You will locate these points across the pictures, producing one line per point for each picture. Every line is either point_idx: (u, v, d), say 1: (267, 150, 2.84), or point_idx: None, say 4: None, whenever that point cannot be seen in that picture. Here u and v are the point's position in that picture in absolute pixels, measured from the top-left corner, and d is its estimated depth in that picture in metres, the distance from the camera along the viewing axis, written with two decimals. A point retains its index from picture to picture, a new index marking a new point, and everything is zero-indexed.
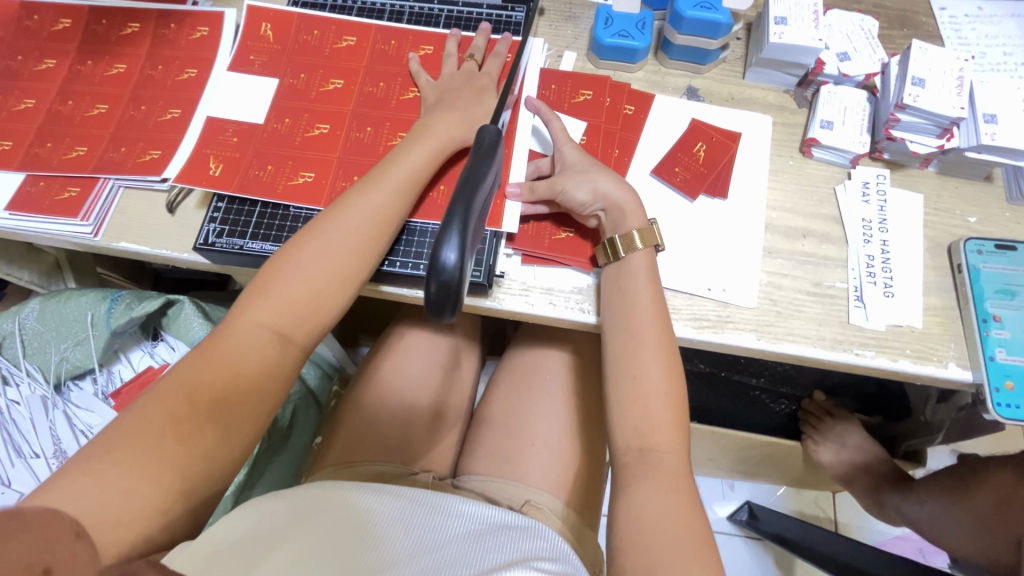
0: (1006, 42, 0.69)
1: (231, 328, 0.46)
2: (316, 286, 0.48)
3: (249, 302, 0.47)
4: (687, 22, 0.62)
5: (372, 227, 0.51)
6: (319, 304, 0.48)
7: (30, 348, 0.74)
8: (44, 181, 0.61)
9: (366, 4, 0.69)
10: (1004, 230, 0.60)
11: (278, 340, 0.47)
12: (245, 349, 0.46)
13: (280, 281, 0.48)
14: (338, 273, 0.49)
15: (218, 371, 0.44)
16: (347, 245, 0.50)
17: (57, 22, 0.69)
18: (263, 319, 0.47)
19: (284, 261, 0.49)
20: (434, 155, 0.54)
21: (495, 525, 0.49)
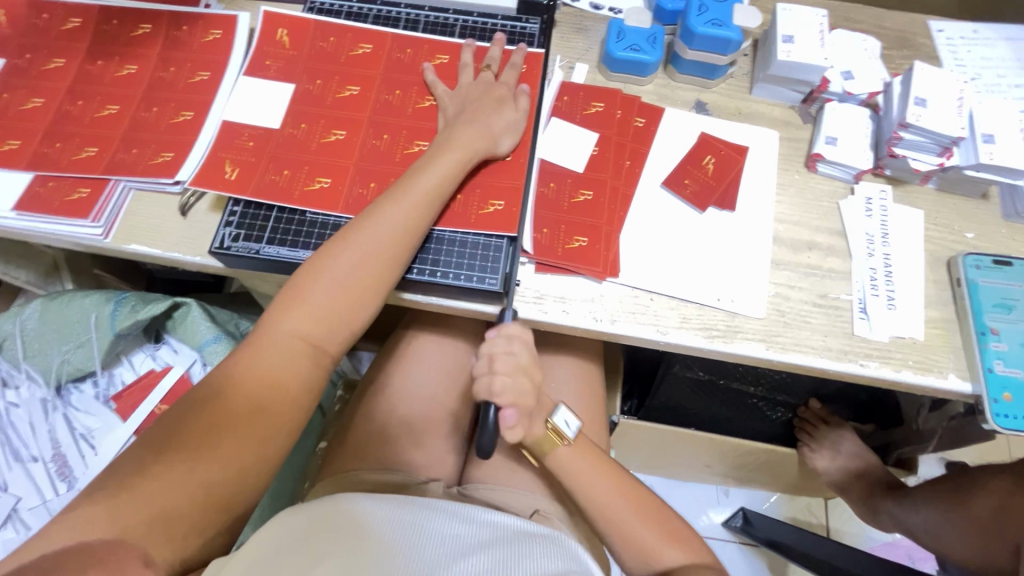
0: (1000, 65, 0.71)
1: (264, 338, 0.50)
2: (344, 297, 0.51)
3: (284, 312, 0.50)
4: (698, 38, 0.64)
5: (399, 238, 0.53)
6: (346, 314, 0.52)
7: (30, 349, 0.73)
8: (53, 182, 0.61)
9: (382, 12, 0.69)
10: (1001, 247, 0.62)
11: (309, 350, 0.50)
12: (279, 358, 0.49)
13: (310, 292, 0.51)
14: (365, 284, 0.52)
15: (256, 382, 0.48)
16: (378, 258, 0.52)
17: (66, 22, 0.68)
18: (296, 329, 0.50)
19: (314, 271, 0.51)
20: (457, 166, 0.57)
21: (512, 534, 0.50)
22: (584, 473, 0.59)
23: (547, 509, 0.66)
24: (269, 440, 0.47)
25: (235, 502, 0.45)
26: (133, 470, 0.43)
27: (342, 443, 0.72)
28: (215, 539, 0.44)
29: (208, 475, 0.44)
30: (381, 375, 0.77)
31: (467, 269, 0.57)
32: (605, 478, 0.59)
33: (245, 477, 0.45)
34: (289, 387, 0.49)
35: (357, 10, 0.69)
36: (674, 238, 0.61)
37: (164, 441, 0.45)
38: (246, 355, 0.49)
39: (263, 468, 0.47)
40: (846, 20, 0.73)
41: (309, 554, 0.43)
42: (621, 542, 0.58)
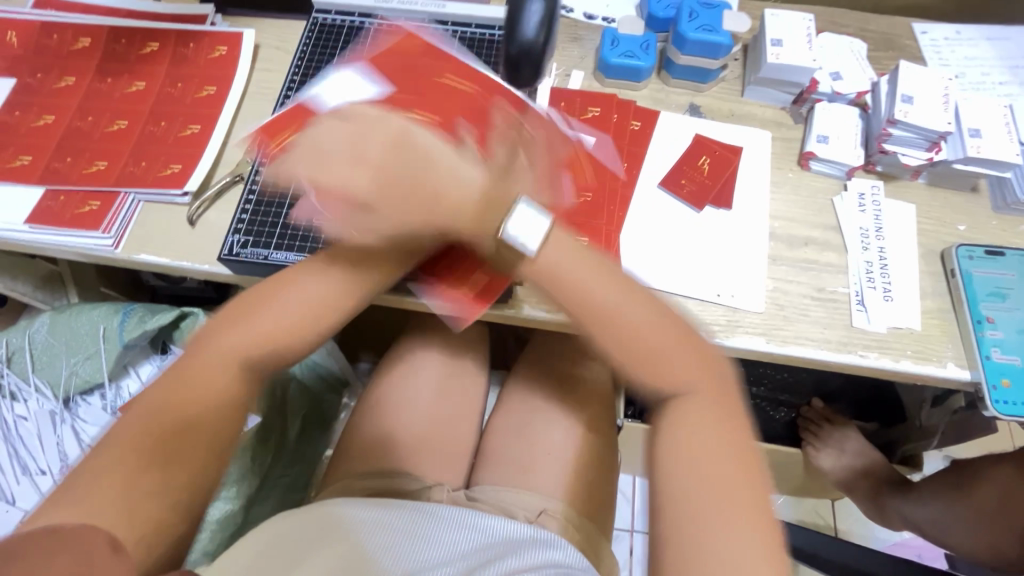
0: (984, 63, 0.73)
1: (204, 352, 0.49)
2: (300, 316, 0.51)
3: (223, 333, 0.50)
4: (690, 43, 0.66)
5: (362, 270, 0.54)
6: (296, 333, 0.51)
7: (38, 362, 0.73)
8: (64, 196, 0.62)
9: (382, 25, 0.71)
10: (992, 237, 0.64)
11: (250, 365, 0.50)
12: (219, 373, 0.48)
13: (260, 313, 0.51)
14: (319, 305, 0.52)
15: (199, 396, 0.47)
16: (334, 286, 0.53)
17: (76, 41, 0.70)
18: (239, 345, 0.49)
19: (269, 294, 0.52)
20: None
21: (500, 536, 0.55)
22: (599, 290, 0.48)
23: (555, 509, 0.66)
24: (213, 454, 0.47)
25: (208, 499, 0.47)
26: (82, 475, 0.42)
27: (347, 448, 0.73)
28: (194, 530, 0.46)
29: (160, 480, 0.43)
30: (386, 379, 0.78)
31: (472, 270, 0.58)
32: (631, 293, 0.48)
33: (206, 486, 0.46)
34: (231, 401, 0.49)
35: (358, 24, 0.71)
36: (674, 236, 0.63)
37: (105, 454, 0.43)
38: (187, 368, 0.48)
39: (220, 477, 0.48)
40: (832, 24, 0.75)
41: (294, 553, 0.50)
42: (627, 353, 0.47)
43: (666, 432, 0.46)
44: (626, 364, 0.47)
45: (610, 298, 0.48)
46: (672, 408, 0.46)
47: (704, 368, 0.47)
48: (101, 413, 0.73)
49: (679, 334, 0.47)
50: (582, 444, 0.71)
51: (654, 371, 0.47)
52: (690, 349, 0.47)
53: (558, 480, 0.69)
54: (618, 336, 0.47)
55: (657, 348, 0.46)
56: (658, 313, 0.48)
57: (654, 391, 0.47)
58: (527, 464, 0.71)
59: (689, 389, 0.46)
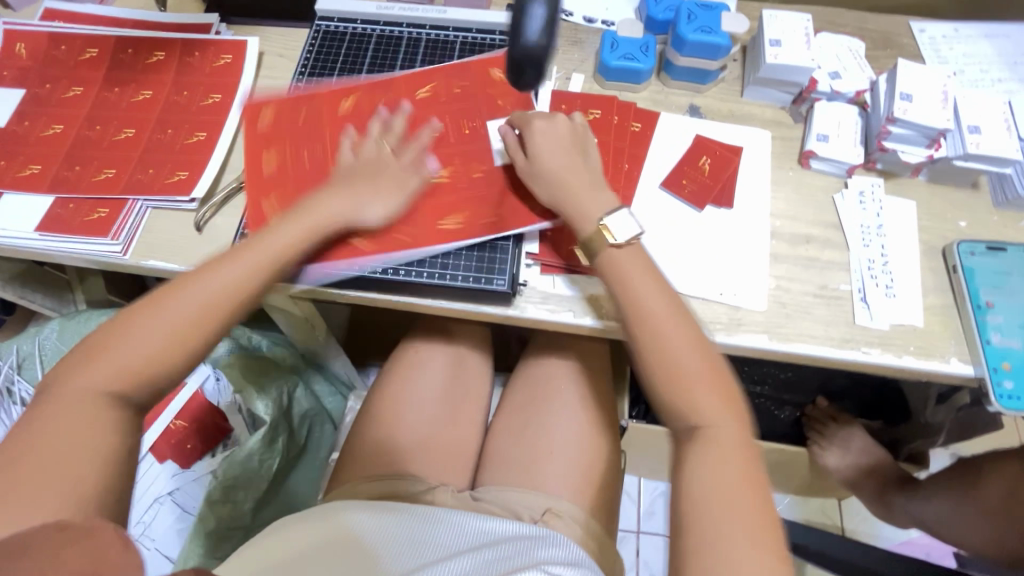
0: (982, 60, 0.74)
1: (56, 395, 0.45)
2: (152, 349, 0.47)
3: (88, 364, 0.46)
4: (689, 45, 0.66)
5: (209, 297, 0.50)
6: (150, 368, 0.47)
7: (48, 369, 0.74)
8: (73, 204, 0.63)
9: (384, 32, 0.72)
10: (994, 233, 0.64)
11: (104, 405, 0.45)
12: (66, 416, 0.44)
13: (115, 342, 0.47)
14: (178, 333, 0.48)
15: (40, 450, 0.41)
16: (184, 307, 0.49)
17: (84, 51, 0.72)
18: (91, 383, 0.45)
19: (122, 326, 0.48)
20: (302, 236, 0.56)
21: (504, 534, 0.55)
22: (654, 304, 0.52)
23: (560, 507, 0.67)
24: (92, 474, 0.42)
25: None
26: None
27: (354, 451, 0.73)
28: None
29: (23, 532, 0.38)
30: (389, 381, 0.79)
31: (473, 271, 0.58)
32: (675, 309, 0.53)
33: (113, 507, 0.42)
34: (97, 448, 0.43)
35: (361, 30, 0.72)
36: (676, 236, 0.63)
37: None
38: (38, 414, 0.44)
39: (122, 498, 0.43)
40: (830, 24, 0.76)
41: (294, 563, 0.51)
42: (659, 364, 0.51)
43: (693, 465, 0.47)
44: (662, 385, 0.51)
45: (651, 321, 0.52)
46: (701, 439, 0.48)
47: (727, 395, 0.50)
48: None
49: (710, 368, 0.50)
50: (586, 444, 0.72)
51: (683, 398, 0.49)
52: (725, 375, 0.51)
53: (563, 480, 0.69)
54: (654, 352, 0.51)
55: (704, 365, 0.50)
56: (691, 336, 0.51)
57: (686, 418, 0.49)
58: (531, 464, 0.71)
59: (720, 419, 0.49)
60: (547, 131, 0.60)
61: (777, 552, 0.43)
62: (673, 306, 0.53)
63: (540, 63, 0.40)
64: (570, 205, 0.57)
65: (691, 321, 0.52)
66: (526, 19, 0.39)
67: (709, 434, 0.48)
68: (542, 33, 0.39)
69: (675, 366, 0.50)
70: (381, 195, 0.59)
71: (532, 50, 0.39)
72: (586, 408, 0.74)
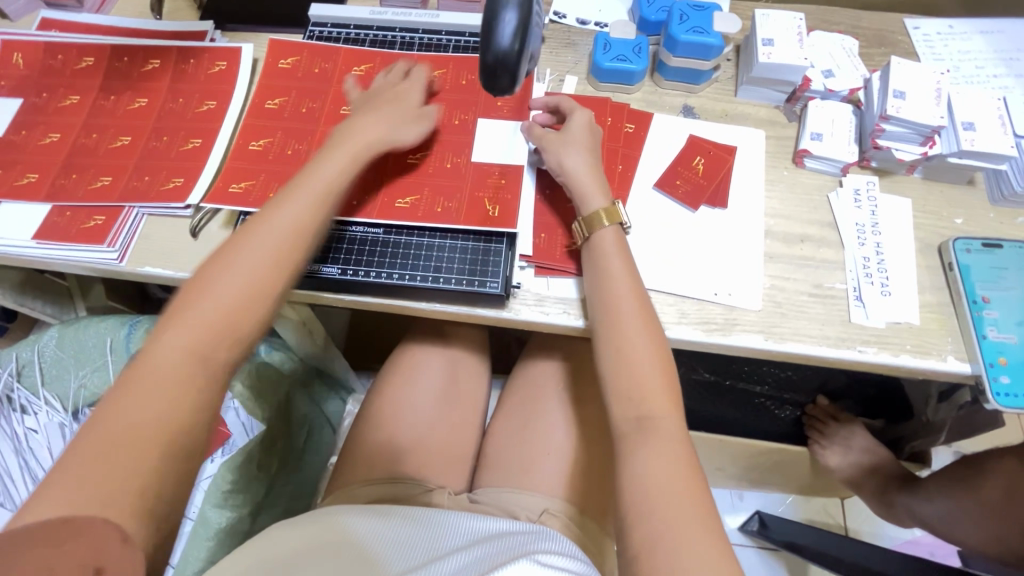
0: (978, 57, 0.74)
1: (146, 358, 0.45)
2: (235, 304, 0.48)
3: (172, 320, 0.47)
4: (682, 45, 0.66)
5: (286, 245, 0.52)
6: (239, 322, 0.48)
7: (48, 376, 0.74)
8: (70, 212, 0.63)
9: (378, 36, 0.73)
10: (990, 230, 0.64)
11: (197, 359, 0.45)
12: (164, 375, 0.44)
13: (198, 297, 0.48)
14: (256, 284, 0.49)
15: (151, 415, 0.42)
16: (261, 258, 0.50)
17: (80, 60, 0.72)
18: (179, 341, 0.45)
19: (200, 284, 0.48)
20: (346, 166, 0.57)
21: (497, 531, 0.56)
22: (625, 296, 0.55)
23: (557, 509, 0.67)
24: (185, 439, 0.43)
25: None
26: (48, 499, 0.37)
27: (354, 454, 0.73)
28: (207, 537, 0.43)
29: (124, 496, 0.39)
30: (388, 385, 0.79)
31: (466, 274, 0.59)
32: (642, 301, 0.56)
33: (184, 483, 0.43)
34: (186, 405, 0.44)
35: (354, 36, 0.73)
36: (671, 237, 0.63)
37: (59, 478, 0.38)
38: (129, 379, 0.44)
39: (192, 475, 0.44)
40: (824, 23, 0.75)
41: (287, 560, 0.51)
42: (614, 363, 0.54)
43: (642, 450, 0.50)
44: (617, 374, 0.54)
45: (612, 322, 0.55)
46: (646, 428, 0.51)
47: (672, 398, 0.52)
48: None
49: (662, 359, 0.54)
50: (584, 445, 0.71)
51: (633, 387, 0.53)
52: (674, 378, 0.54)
53: (560, 481, 0.69)
54: (611, 350, 0.54)
55: (657, 365, 0.53)
56: (649, 339, 0.54)
57: (635, 408, 0.52)
58: (529, 465, 0.71)
59: (663, 408, 0.52)
60: (586, 125, 0.62)
61: (718, 545, 0.44)
62: (642, 305, 0.56)
63: (511, 68, 0.46)
64: (576, 186, 0.60)
65: (651, 314, 0.56)
66: (498, 26, 0.45)
67: (652, 427, 0.51)
68: (512, 38, 0.45)
69: (629, 362, 0.53)
70: (405, 117, 0.61)
71: (504, 54, 0.45)
72: (583, 409, 0.74)
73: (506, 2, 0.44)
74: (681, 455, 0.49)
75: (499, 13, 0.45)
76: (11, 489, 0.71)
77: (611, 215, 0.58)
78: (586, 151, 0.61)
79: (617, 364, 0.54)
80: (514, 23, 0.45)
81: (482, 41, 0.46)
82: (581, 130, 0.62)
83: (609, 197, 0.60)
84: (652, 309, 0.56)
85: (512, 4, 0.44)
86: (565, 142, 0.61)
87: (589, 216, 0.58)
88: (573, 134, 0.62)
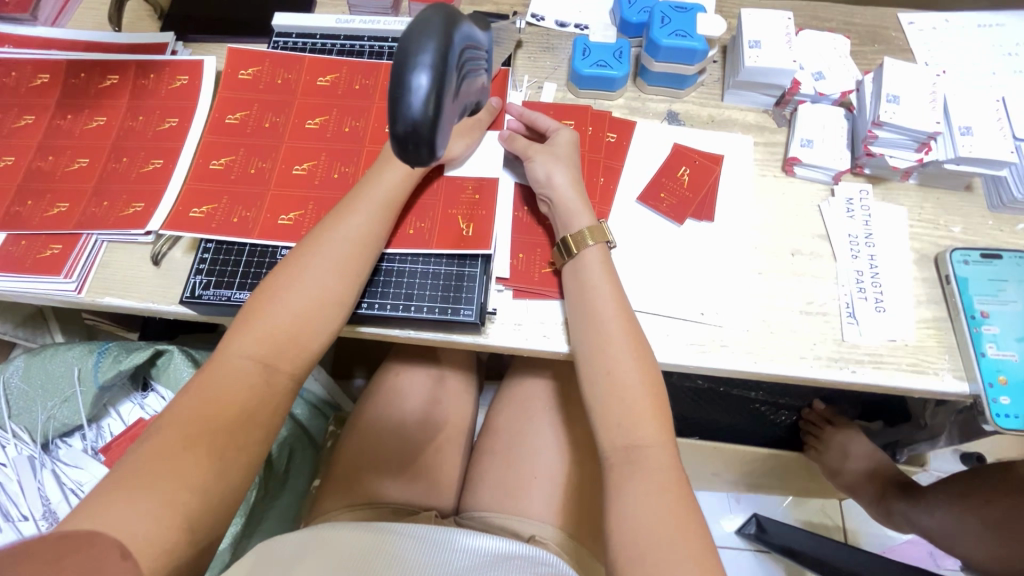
0: (975, 53, 0.70)
1: (218, 361, 0.48)
2: (299, 318, 0.50)
3: (235, 335, 0.49)
4: (664, 50, 0.63)
5: (346, 261, 0.52)
6: (299, 340, 0.50)
7: (15, 407, 0.72)
8: (26, 241, 0.60)
9: (346, 45, 0.69)
10: (989, 240, 0.61)
11: (263, 369, 0.48)
12: (232, 381, 0.47)
13: (261, 313, 0.49)
14: (320, 300, 0.51)
15: (208, 433, 0.44)
16: (321, 273, 0.51)
17: (35, 77, 0.69)
18: (248, 350, 0.48)
19: (267, 294, 0.50)
20: (407, 178, 0.56)
21: (502, 552, 0.52)
22: (613, 324, 0.52)
23: (545, 535, 0.64)
24: (234, 460, 0.45)
25: (200, 535, 0.42)
26: (115, 480, 0.41)
27: (333, 477, 0.71)
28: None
29: (178, 492, 0.41)
30: (368, 406, 0.76)
31: (439, 301, 0.56)
32: (629, 327, 0.53)
33: (209, 516, 0.42)
34: (231, 423, 0.45)
35: (321, 46, 0.69)
36: (658, 253, 0.60)
37: (130, 464, 0.42)
38: (202, 380, 0.47)
39: (216, 507, 0.43)
40: (814, 20, 0.72)
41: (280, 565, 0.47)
42: (600, 390, 0.51)
43: (630, 484, 0.47)
44: (605, 401, 0.51)
45: (598, 342, 0.52)
46: (635, 459, 0.49)
47: (662, 425, 0.50)
48: (81, 454, 0.73)
49: (653, 386, 0.51)
50: (573, 466, 0.69)
51: (623, 415, 0.50)
52: (663, 401, 0.51)
53: (549, 505, 0.66)
54: (601, 372, 0.51)
55: (645, 386, 0.51)
56: (638, 361, 0.51)
57: (624, 435, 0.50)
58: (516, 488, 0.68)
59: (654, 437, 0.49)
60: (570, 141, 0.60)
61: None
62: (629, 323, 0.53)
63: (428, 137, 0.34)
64: (560, 203, 0.57)
65: (641, 337, 0.53)
66: (407, 93, 0.33)
67: (640, 456, 0.49)
68: (425, 102, 0.33)
69: (617, 383, 0.51)
70: (458, 129, 0.60)
71: (416, 123, 0.33)
72: (571, 428, 0.72)
73: (417, 61, 0.33)
74: (676, 490, 0.47)
75: (408, 78, 0.33)
76: None
77: (594, 232, 0.55)
78: (571, 167, 0.59)
79: (606, 387, 0.51)
80: (430, 82, 0.33)
81: (388, 112, 0.34)
82: (565, 146, 0.60)
83: (593, 214, 0.57)
84: (642, 333, 0.53)
85: (425, 66, 0.33)
86: (550, 154, 0.59)
87: (574, 235, 0.55)
88: (558, 148, 0.59)
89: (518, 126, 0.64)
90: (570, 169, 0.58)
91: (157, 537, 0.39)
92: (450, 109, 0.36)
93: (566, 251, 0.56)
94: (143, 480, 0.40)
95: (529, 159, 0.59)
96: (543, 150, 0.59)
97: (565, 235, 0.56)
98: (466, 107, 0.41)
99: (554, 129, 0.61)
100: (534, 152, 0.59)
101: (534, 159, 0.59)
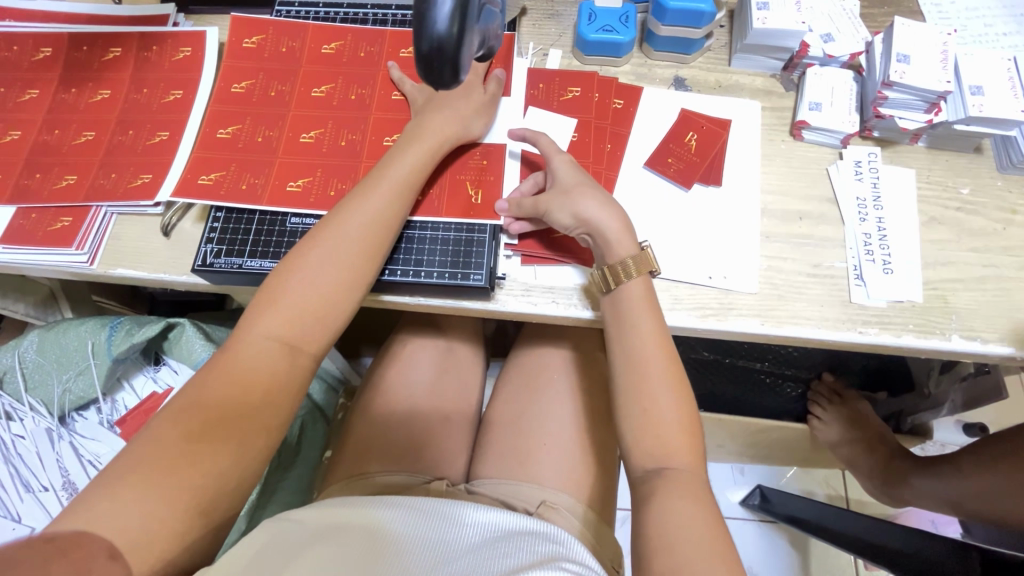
0: (986, 14, 0.69)
1: (240, 340, 0.48)
2: (322, 300, 0.50)
3: (259, 314, 0.49)
4: (671, 13, 0.62)
5: (367, 241, 0.52)
6: (319, 322, 0.50)
7: (31, 381, 0.74)
8: (36, 214, 0.61)
9: (349, 13, 0.69)
10: (998, 201, 0.61)
11: (287, 350, 0.49)
12: (256, 361, 0.48)
13: (284, 294, 0.50)
14: (343, 282, 0.51)
15: (229, 412, 0.45)
16: (342, 256, 0.51)
17: (37, 51, 0.68)
18: (271, 332, 0.49)
19: (290, 273, 0.50)
20: (430, 156, 0.56)
21: (513, 529, 0.51)
22: (638, 317, 0.52)
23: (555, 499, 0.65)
24: (254, 444, 0.46)
25: (221, 500, 0.43)
26: (135, 458, 0.41)
27: (344, 449, 0.72)
28: (201, 541, 0.42)
29: (192, 477, 0.42)
30: (379, 381, 0.77)
31: (449, 267, 0.56)
32: (660, 333, 0.52)
33: (228, 482, 0.43)
34: (255, 404, 0.47)
35: (324, 14, 0.69)
36: (667, 217, 0.60)
37: (152, 441, 0.42)
38: (225, 358, 0.48)
39: (235, 478, 0.44)
40: None
41: (286, 553, 0.45)
42: (624, 359, 0.52)
43: (656, 498, 0.46)
44: (628, 371, 0.52)
45: (627, 313, 0.53)
46: (648, 426, 0.49)
47: (680, 395, 0.51)
48: (97, 426, 0.74)
49: (687, 415, 0.50)
50: (582, 434, 0.70)
51: (655, 445, 0.49)
52: (679, 369, 0.51)
53: (560, 473, 0.67)
54: (628, 341, 0.52)
55: (663, 355, 0.51)
56: (660, 337, 0.52)
57: (636, 403, 0.50)
58: (525, 456, 0.69)
59: (678, 457, 0.48)
60: (573, 168, 0.57)
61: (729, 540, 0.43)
62: (653, 308, 0.53)
63: (451, 55, 0.38)
64: (601, 233, 0.54)
65: (676, 362, 0.52)
66: (432, 9, 0.37)
67: (654, 418, 0.49)
68: (450, 23, 0.37)
69: (638, 353, 0.51)
70: (477, 109, 0.60)
71: (441, 43, 0.37)
72: (580, 397, 0.72)
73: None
74: (683, 475, 0.47)
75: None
76: (7, 499, 0.70)
77: (639, 263, 0.53)
78: (589, 190, 0.56)
79: (629, 357, 0.52)
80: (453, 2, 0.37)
81: (414, 29, 0.38)
82: (571, 174, 0.57)
83: (634, 238, 0.55)
84: (677, 355, 0.52)
85: None
86: (562, 191, 0.55)
87: (615, 267, 0.53)
88: (561, 180, 0.56)
89: (530, 190, 0.59)
90: (590, 196, 0.55)
91: (181, 508, 0.40)
92: (473, 34, 0.40)
93: (607, 282, 0.53)
94: (155, 467, 0.41)
95: (544, 206, 0.55)
96: (548, 193, 0.56)
97: (605, 265, 0.54)
98: (487, 48, 0.45)
99: (569, 188, 0.55)
100: (547, 195, 0.55)
101: (550, 213, 0.55)
